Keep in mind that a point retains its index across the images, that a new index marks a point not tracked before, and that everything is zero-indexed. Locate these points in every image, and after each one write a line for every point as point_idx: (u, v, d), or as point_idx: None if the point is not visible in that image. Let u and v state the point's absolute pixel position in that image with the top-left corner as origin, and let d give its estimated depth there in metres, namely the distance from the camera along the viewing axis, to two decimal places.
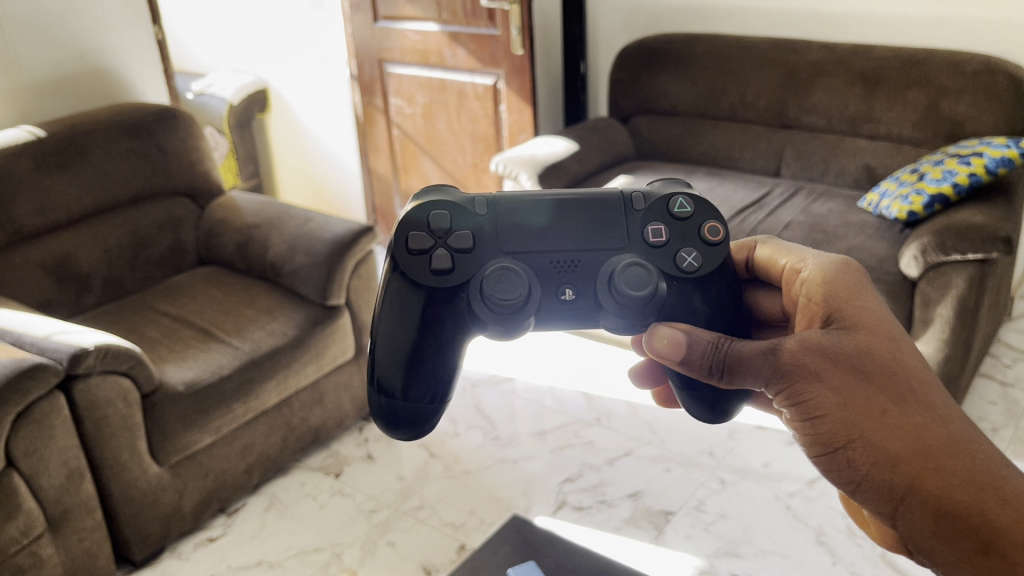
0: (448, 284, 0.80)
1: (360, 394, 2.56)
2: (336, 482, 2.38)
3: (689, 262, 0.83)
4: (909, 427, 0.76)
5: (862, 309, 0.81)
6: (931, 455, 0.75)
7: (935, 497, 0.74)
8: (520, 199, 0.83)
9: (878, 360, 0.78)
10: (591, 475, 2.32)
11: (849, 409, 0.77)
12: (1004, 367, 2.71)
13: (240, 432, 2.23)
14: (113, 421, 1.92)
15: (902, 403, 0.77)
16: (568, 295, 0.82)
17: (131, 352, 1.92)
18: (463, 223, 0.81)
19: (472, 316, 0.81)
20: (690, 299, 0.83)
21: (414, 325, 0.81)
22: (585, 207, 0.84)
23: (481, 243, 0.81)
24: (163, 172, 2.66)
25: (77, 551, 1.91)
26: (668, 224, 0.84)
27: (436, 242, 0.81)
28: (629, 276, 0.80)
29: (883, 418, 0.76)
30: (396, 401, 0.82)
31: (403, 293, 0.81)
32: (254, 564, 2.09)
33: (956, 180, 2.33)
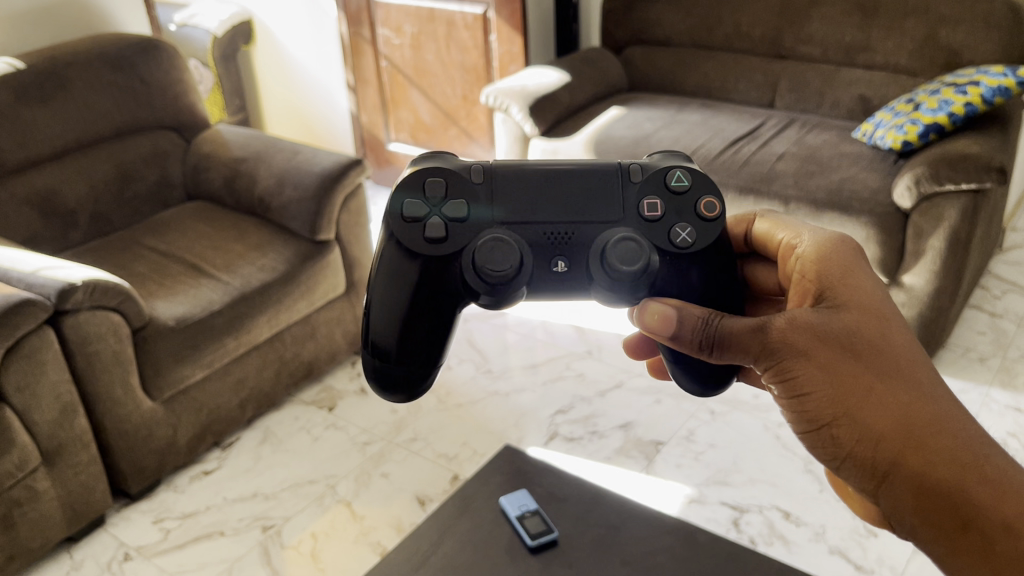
0: (440, 254, 0.78)
1: (352, 329, 2.57)
2: (330, 415, 2.39)
3: (683, 238, 0.79)
4: (894, 405, 0.73)
5: (855, 286, 0.78)
6: (914, 432, 0.72)
7: (917, 473, 0.72)
8: (514, 168, 0.80)
9: (867, 338, 0.76)
10: (582, 407, 2.34)
11: (834, 387, 0.76)
12: (994, 299, 2.72)
13: (232, 367, 2.23)
14: (104, 356, 1.91)
15: (888, 380, 0.74)
16: (561, 266, 0.79)
17: (120, 288, 1.90)
18: (458, 193, 0.79)
19: (466, 286, 0.79)
20: (685, 274, 0.80)
21: (408, 290, 0.79)
22: (579, 180, 0.80)
23: (475, 212, 0.79)
24: (147, 105, 2.62)
25: (73, 485, 1.92)
26: (664, 198, 0.80)
27: (430, 210, 0.78)
28: (619, 253, 0.77)
29: (869, 395, 0.74)
30: (391, 364, 0.81)
31: (399, 261, 0.79)
32: (250, 496, 2.11)
33: (952, 110, 2.30)
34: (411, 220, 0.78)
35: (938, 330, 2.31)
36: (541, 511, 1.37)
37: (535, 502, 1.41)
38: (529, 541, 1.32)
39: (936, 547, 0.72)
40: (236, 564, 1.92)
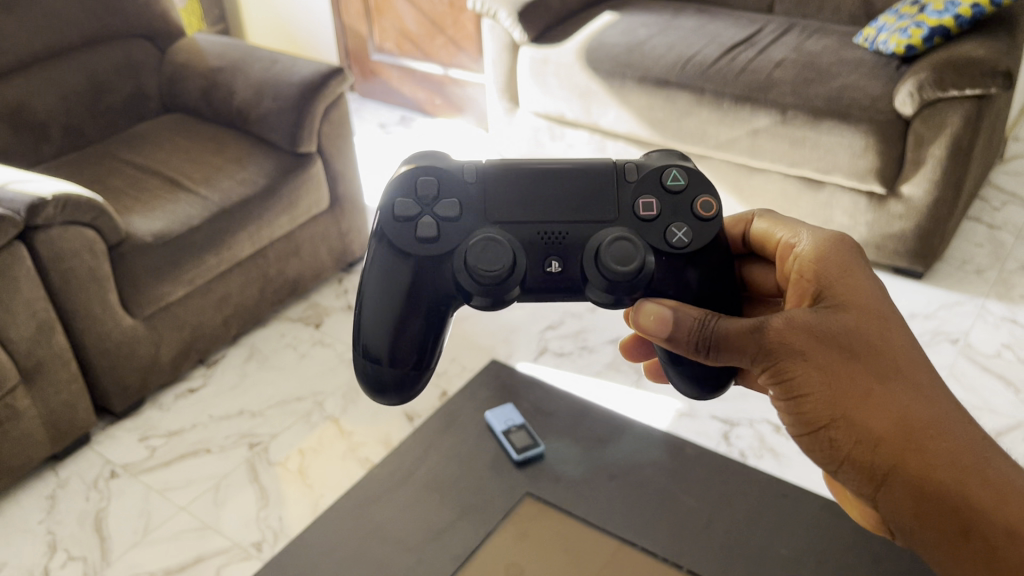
0: (432, 253, 0.77)
1: (338, 245, 2.51)
2: (316, 332, 2.36)
3: (679, 238, 0.78)
4: (893, 406, 0.73)
5: (855, 285, 0.77)
6: (915, 436, 0.72)
7: (917, 475, 0.71)
8: (509, 168, 0.79)
9: (868, 338, 0.74)
10: (572, 322, 2.31)
11: (833, 389, 0.74)
12: (993, 210, 2.66)
13: (215, 284, 2.18)
14: (80, 273, 1.86)
15: (888, 382, 0.73)
16: (555, 267, 0.78)
17: (93, 203, 1.83)
18: (452, 192, 0.78)
19: (459, 289, 0.78)
20: (683, 275, 0.79)
21: (399, 291, 0.78)
22: (576, 180, 0.79)
23: (469, 213, 0.78)
24: (117, 12, 2.50)
25: (55, 403, 1.89)
26: (659, 197, 0.79)
27: (423, 210, 0.77)
28: (613, 253, 0.76)
29: (869, 397, 0.73)
30: (383, 367, 0.80)
31: (392, 260, 0.78)
32: (236, 414, 2.09)
33: (958, 12, 2.20)
34: (402, 219, 0.77)
35: (933, 241, 2.29)
36: (527, 426, 1.34)
37: (521, 416, 1.38)
38: (515, 455, 1.29)
39: (935, 551, 0.72)
40: (223, 481, 1.91)
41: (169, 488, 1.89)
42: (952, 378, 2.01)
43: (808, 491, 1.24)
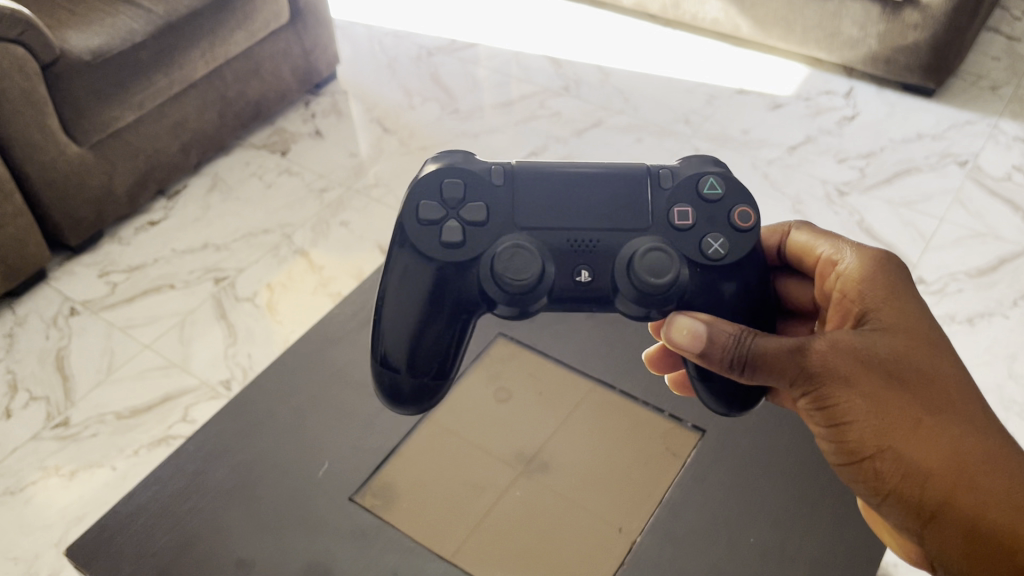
0: (457, 260, 0.70)
1: (302, 65, 2.31)
2: (282, 161, 2.21)
3: (715, 246, 0.70)
4: (944, 438, 0.66)
5: (902, 308, 0.70)
6: (967, 471, 0.65)
7: (966, 512, 0.65)
8: (538, 170, 0.72)
9: (918, 365, 0.67)
10: (556, 147, 2.15)
11: (882, 419, 0.66)
12: (1012, 20, 2.46)
13: (167, 108, 2.01)
14: (13, 96, 1.66)
15: (938, 411, 0.66)
16: (585, 275, 0.71)
17: (18, 16, 1.59)
18: (478, 195, 0.70)
19: (484, 297, 0.72)
20: (719, 284, 0.71)
21: (421, 294, 0.71)
22: (609, 188, 0.72)
23: (495, 218, 0.70)
24: None
25: (3, 240, 1.75)
26: (697, 204, 0.71)
27: (447, 215, 0.70)
28: (644, 263, 0.69)
29: (919, 427, 0.66)
30: (401, 376, 0.73)
31: (414, 266, 0.71)
32: (200, 248, 1.98)
33: None
34: (425, 225, 0.70)
35: (948, 55, 2.11)
36: None
37: None
38: None
39: None
40: (188, 318, 1.82)
41: (133, 326, 1.81)
42: (956, 204, 1.90)
43: None
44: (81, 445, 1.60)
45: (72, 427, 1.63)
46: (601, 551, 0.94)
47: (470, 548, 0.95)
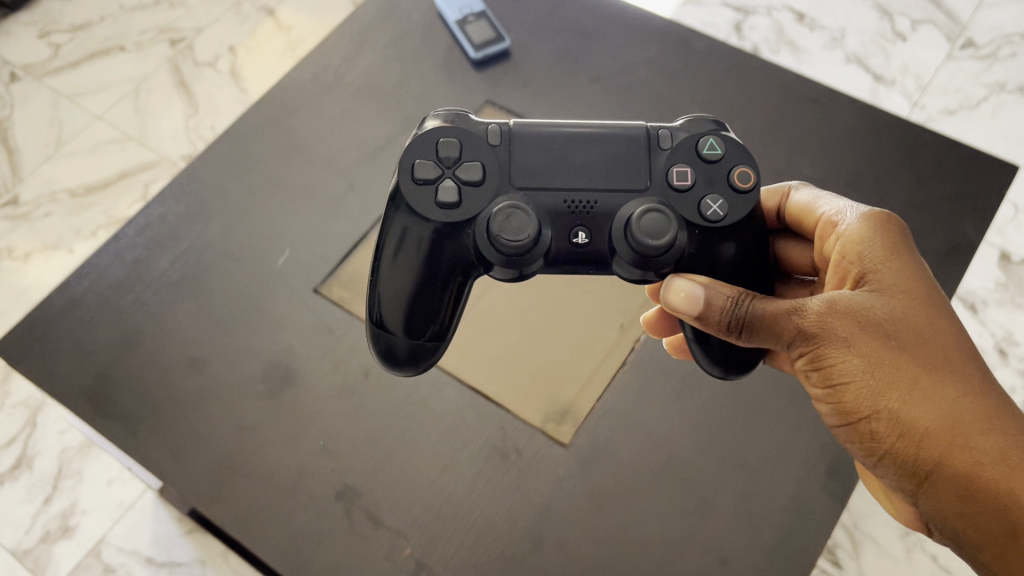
0: (450, 221, 0.52)
1: None
2: None
3: (716, 205, 0.52)
4: (951, 401, 0.48)
5: (905, 257, 0.52)
6: (970, 430, 0.48)
7: (977, 491, 0.47)
8: (537, 127, 0.53)
9: (920, 322, 0.50)
10: None
11: (874, 383, 0.49)
12: None
13: None
14: None
15: (946, 370, 0.49)
16: (580, 237, 0.52)
17: None
18: (472, 151, 0.52)
19: (481, 261, 0.53)
20: (721, 247, 0.53)
21: (416, 256, 0.52)
22: (598, 146, 0.53)
23: (491, 175, 0.52)
24: None
25: None
26: (703, 166, 0.52)
27: (441, 173, 0.51)
28: (639, 223, 0.50)
29: (920, 389, 0.49)
30: (396, 343, 0.55)
31: (406, 228, 0.52)
32: (152, 5, 1.74)
33: None
34: (416, 185, 0.51)
35: None
36: (487, 14, 1.03)
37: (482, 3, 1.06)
38: (472, 54, 1.00)
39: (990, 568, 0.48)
40: (143, 85, 1.62)
41: (80, 94, 1.61)
42: None
43: (840, 94, 0.97)
44: (34, 226, 1.47)
45: (23, 206, 1.49)
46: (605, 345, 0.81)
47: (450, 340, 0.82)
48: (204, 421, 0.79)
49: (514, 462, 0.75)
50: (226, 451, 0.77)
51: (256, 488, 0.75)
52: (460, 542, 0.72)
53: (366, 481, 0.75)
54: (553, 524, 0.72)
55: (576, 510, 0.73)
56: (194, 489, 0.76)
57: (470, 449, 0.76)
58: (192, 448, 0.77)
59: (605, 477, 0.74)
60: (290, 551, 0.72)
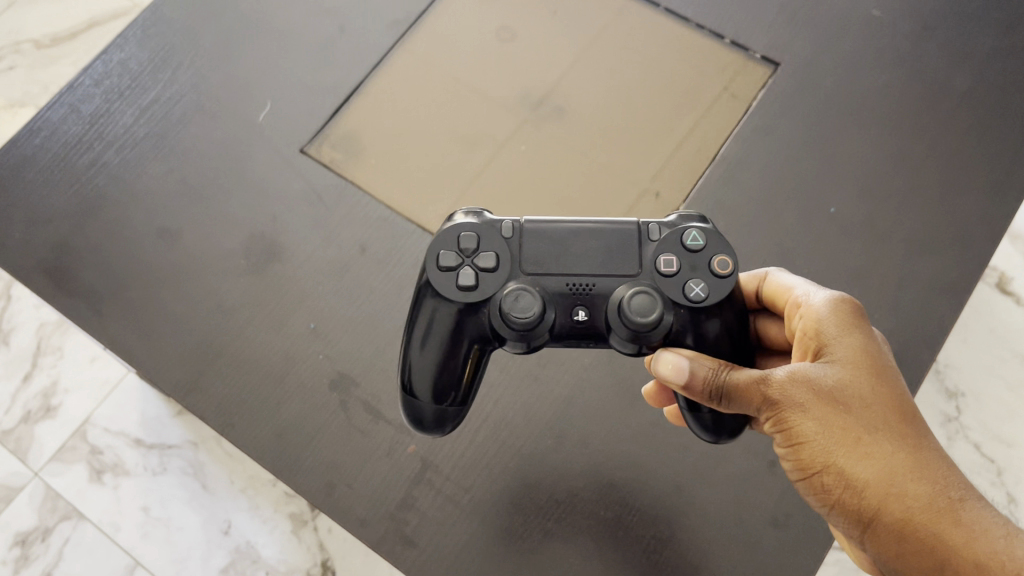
0: (467, 301, 0.49)
1: None
2: None
3: (700, 289, 0.49)
4: (899, 460, 0.44)
5: (864, 329, 0.49)
6: (912, 487, 0.44)
7: (921, 553, 0.43)
8: (542, 222, 0.51)
9: (873, 386, 0.46)
10: None
11: (821, 441, 0.45)
12: None
13: None
14: None
15: (899, 432, 0.45)
16: (580, 315, 0.49)
17: None
18: (492, 239, 0.50)
19: (495, 336, 0.51)
20: (700, 324, 0.49)
21: (440, 337, 0.50)
22: (591, 235, 0.50)
23: (506, 265, 0.50)
24: None
25: None
26: (693, 259, 0.49)
27: (461, 260, 0.49)
28: (629, 304, 0.48)
29: (868, 448, 0.45)
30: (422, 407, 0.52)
31: (427, 309, 0.51)
32: None
33: None
34: (441, 272, 0.49)
35: None
36: None
37: None
38: None
39: None
40: None
41: None
42: None
43: None
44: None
45: None
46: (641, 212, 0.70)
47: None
48: (179, 302, 0.69)
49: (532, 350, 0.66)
50: (204, 335, 0.68)
51: (240, 377, 0.66)
52: (470, 439, 0.63)
53: (366, 369, 0.66)
54: (577, 420, 0.64)
55: (603, 405, 0.64)
56: (169, 377, 0.66)
57: None
58: (166, 331, 0.68)
59: (635, 367, 0.65)
60: (280, 447, 0.64)
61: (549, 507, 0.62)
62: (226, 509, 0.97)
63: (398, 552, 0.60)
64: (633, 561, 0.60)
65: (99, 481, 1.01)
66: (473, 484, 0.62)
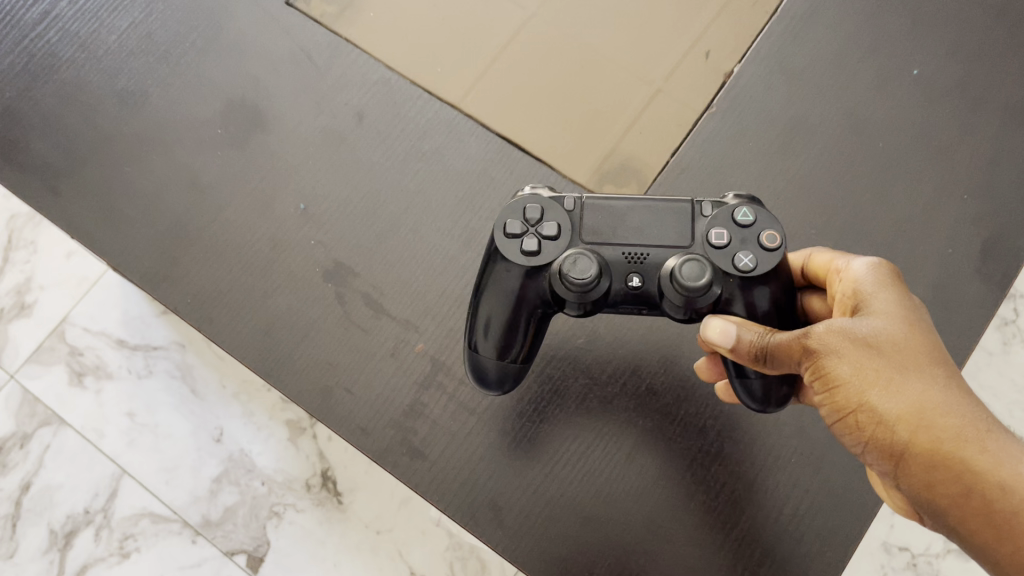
0: (525, 268, 0.46)
1: None
2: None
3: (751, 260, 0.44)
4: (932, 398, 0.37)
5: (904, 284, 0.42)
6: (954, 425, 0.37)
7: (954, 493, 0.36)
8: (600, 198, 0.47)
9: (906, 327, 0.40)
10: None
11: (848, 381, 0.39)
12: None
13: None
14: None
15: (935, 373, 0.38)
16: (633, 283, 0.45)
17: None
18: (553, 209, 0.46)
19: (552, 305, 0.47)
20: (752, 296, 0.44)
21: (502, 308, 0.47)
22: (647, 209, 0.46)
23: (566, 237, 0.46)
24: None
25: None
26: (746, 235, 0.44)
27: (525, 229, 0.46)
28: (680, 272, 0.43)
29: (902, 387, 0.38)
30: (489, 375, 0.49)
31: (490, 278, 0.47)
32: None
33: None
34: (506, 240, 0.46)
35: None
36: None
37: None
38: None
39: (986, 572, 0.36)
40: None
41: None
42: None
43: None
44: None
45: None
46: (681, 91, 0.60)
47: (487, 89, 0.61)
48: (146, 179, 0.60)
49: None
50: (176, 217, 0.59)
51: (218, 265, 0.57)
52: None
53: (365, 257, 0.57)
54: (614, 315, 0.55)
55: None
56: (138, 265, 0.58)
57: None
58: (132, 212, 0.59)
59: None
60: (267, 346, 0.55)
61: (572, 403, 0.53)
62: (218, 416, 0.82)
63: (404, 465, 0.52)
64: (669, 459, 0.52)
65: (80, 387, 0.85)
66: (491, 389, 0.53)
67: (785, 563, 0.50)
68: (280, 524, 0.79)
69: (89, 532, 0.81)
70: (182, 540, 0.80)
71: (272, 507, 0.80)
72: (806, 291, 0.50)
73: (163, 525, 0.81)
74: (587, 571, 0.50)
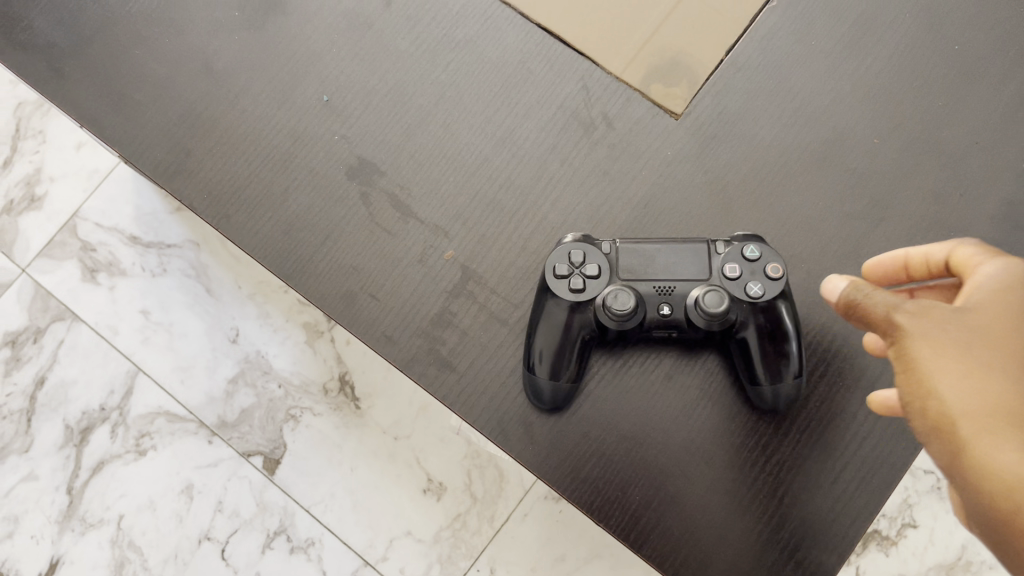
0: (563, 298, 0.46)
1: None
2: None
3: (760, 288, 0.45)
4: (993, 394, 0.32)
5: None
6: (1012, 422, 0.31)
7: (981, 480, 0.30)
8: (631, 242, 0.47)
9: (999, 330, 0.34)
10: None
11: (918, 356, 0.34)
12: None
13: None
14: None
15: (1003, 375, 0.32)
16: (663, 310, 0.46)
17: None
18: (592, 250, 0.47)
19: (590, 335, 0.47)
20: (763, 318, 0.45)
21: (556, 337, 0.46)
22: (673, 248, 0.47)
23: (604, 275, 0.46)
24: None
25: None
26: (750, 270, 0.46)
27: (569, 269, 0.47)
28: (701, 301, 0.45)
29: (968, 373, 0.32)
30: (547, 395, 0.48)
31: (536, 314, 0.47)
32: None
33: None
34: (554, 281, 0.47)
35: None
36: None
37: None
38: None
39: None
40: None
41: None
42: None
43: None
44: None
45: None
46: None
47: None
48: (159, 64, 0.56)
49: (604, 136, 0.52)
50: (191, 103, 0.55)
51: (235, 157, 0.54)
52: (523, 247, 0.51)
53: (392, 155, 0.53)
54: (658, 220, 0.51)
55: (693, 206, 0.51)
56: (151, 155, 0.54)
57: (540, 115, 0.53)
58: (144, 99, 0.55)
59: (733, 166, 0.51)
60: (287, 246, 0.52)
61: None
62: (232, 316, 0.79)
63: (432, 377, 0.50)
64: (713, 377, 0.49)
65: (93, 283, 0.81)
66: (525, 300, 0.50)
67: (826, 490, 0.47)
68: (297, 427, 0.76)
69: (104, 430, 0.78)
70: (198, 440, 0.77)
71: (289, 410, 0.77)
72: (918, 288, 0.44)
73: (179, 425, 0.78)
74: (620, 492, 0.48)
